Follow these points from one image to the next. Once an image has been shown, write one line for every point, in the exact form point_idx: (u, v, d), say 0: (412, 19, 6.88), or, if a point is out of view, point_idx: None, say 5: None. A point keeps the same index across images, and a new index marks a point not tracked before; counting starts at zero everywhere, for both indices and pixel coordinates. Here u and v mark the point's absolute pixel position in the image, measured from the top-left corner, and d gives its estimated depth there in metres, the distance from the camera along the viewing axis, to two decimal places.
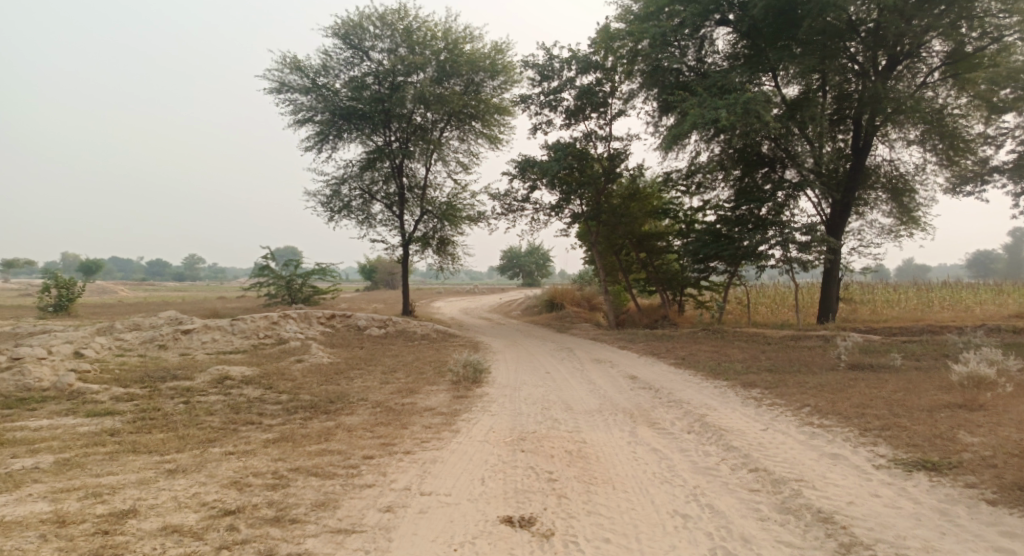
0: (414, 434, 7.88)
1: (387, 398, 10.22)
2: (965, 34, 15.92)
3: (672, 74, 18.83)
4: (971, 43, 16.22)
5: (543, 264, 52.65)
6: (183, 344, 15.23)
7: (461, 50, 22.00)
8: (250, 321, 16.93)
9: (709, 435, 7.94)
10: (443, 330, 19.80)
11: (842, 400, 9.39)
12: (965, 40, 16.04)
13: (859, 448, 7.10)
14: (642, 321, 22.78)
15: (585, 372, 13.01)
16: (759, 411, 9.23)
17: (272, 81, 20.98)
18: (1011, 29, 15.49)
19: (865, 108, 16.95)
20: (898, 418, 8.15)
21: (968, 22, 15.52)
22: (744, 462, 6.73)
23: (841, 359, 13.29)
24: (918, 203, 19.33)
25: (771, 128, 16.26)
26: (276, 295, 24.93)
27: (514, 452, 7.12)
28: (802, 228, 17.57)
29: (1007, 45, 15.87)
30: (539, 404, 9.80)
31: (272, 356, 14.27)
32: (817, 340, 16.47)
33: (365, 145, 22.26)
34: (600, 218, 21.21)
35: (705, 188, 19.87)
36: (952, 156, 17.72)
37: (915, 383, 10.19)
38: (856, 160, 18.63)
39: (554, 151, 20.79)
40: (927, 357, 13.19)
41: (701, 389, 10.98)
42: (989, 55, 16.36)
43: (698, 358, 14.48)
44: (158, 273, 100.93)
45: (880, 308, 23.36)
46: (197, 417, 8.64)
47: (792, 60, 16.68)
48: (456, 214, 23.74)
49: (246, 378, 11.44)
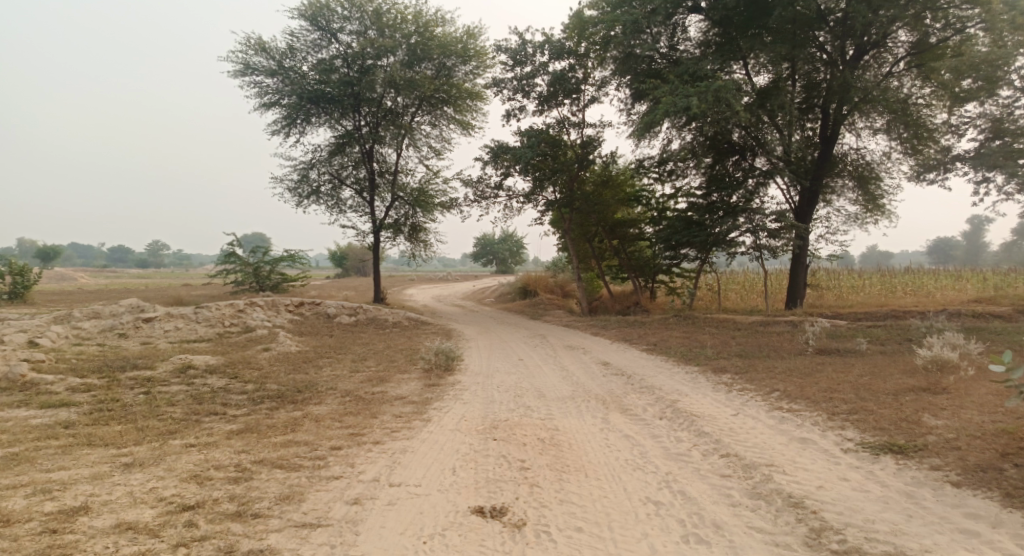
0: (384, 424, 7.73)
1: (357, 387, 10.05)
2: (930, 25, 16.06)
3: (645, 61, 18.77)
4: (935, 34, 16.42)
5: (516, 251, 52.55)
6: (145, 333, 14.81)
7: (433, 34, 21.63)
8: (215, 308, 16.52)
9: (681, 421, 7.94)
10: (415, 318, 19.59)
11: (810, 384, 9.47)
12: (930, 31, 16.22)
13: (827, 432, 7.15)
14: (615, 308, 22.83)
15: (557, 358, 12.96)
16: (729, 396, 9.28)
17: (237, 63, 20.41)
18: (975, 20, 15.71)
19: (834, 96, 17.12)
20: (865, 401, 8.24)
21: (933, 13, 15.70)
22: (715, 448, 6.73)
23: (809, 344, 13.45)
24: (884, 190, 19.64)
25: (742, 116, 16.31)
26: (243, 283, 24.42)
27: (486, 440, 7.03)
28: (772, 216, 17.72)
29: (970, 36, 16.11)
30: (511, 392, 9.72)
31: (238, 345, 13.95)
32: (785, 325, 16.66)
33: (334, 129, 21.83)
34: (573, 205, 21.16)
35: (676, 175, 19.91)
36: (916, 145, 18.00)
37: (881, 367, 10.34)
38: (824, 148, 18.83)
39: (527, 137, 20.62)
40: (891, 341, 13.42)
41: (673, 375, 11.01)
42: (952, 46, 16.61)
43: (670, 344, 14.54)
44: (122, 260, 98.50)
45: (846, 294, 23.76)
46: (157, 408, 8.38)
47: (763, 48, 16.74)
48: (427, 200, 23.46)
49: (211, 367, 11.15)
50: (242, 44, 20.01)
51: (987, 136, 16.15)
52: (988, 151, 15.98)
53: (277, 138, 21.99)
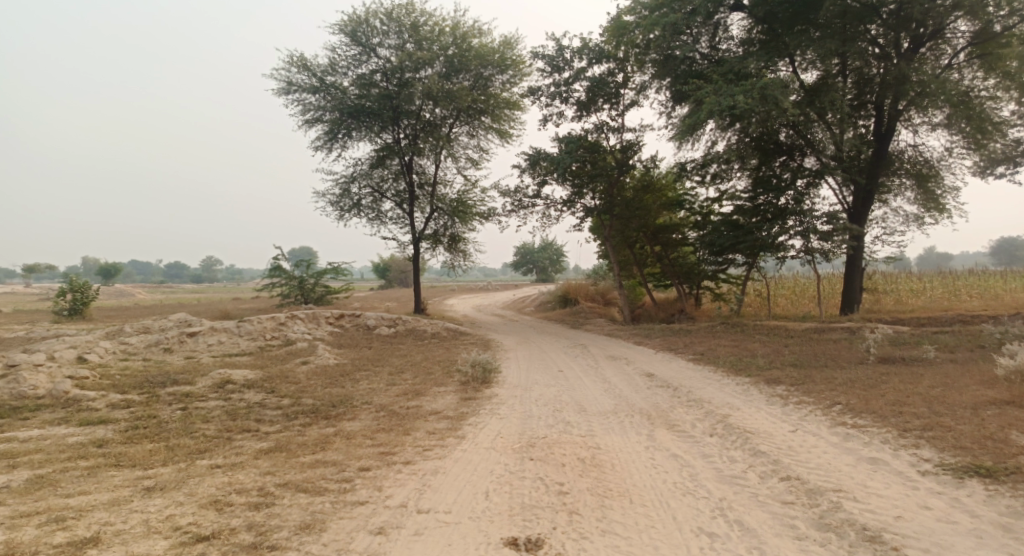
0: (417, 441, 7.37)
1: (393, 401, 9.73)
2: (993, 13, 15.05)
3: (685, 62, 18.18)
4: (999, 22, 15.34)
5: (557, 259, 52.03)
6: (189, 347, 14.88)
7: (470, 45, 21.47)
8: (256, 322, 16.52)
9: (734, 438, 7.35)
10: (455, 328, 19.31)
11: (875, 397, 8.76)
12: (993, 19, 15.14)
13: (900, 452, 6.50)
14: (658, 316, 22.15)
15: (599, 369, 12.47)
16: (786, 410, 8.65)
17: (279, 81, 20.60)
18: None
19: (888, 90, 16.33)
20: (940, 416, 7.53)
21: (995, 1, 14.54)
22: (774, 469, 6.14)
23: (870, 352, 12.62)
24: (944, 188, 18.53)
25: (790, 113, 15.59)
26: (288, 296, 24.56)
27: (523, 460, 6.58)
28: (823, 217, 16.86)
29: None
30: (551, 406, 9.26)
31: (277, 358, 13.84)
32: (842, 332, 15.78)
33: (374, 142, 21.77)
34: (613, 212, 20.74)
35: (721, 179, 19.17)
36: (980, 140, 16.96)
37: (954, 377, 9.52)
38: (879, 146, 17.84)
39: (565, 144, 20.17)
40: (962, 349, 12.48)
41: (722, 387, 10.39)
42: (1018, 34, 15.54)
43: (719, 353, 13.85)
44: (176, 275, 101.55)
45: (904, 298, 22.58)
46: (191, 425, 8.19)
47: (811, 44, 15.96)
48: (467, 211, 23.25)
49: (248, 382, 10.99)
50: (283, 61, 20.16)
51: None
52: None
53: (319, 153, 22.12)
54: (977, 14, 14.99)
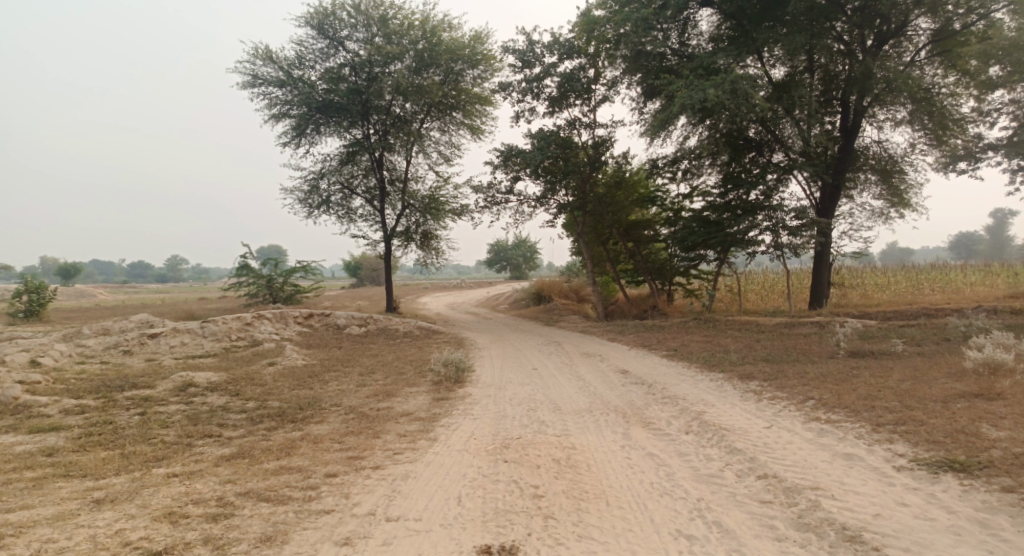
0: (386, 445, 7.15)
1: (362, 403, 9.47)
2: (951, 12, 15.35)
3: (656, 57, 18.12)
4: (958, 20, 15.69)
5: (530, 256, 51.95)
6: (151, 349, 14.39)
7: (440, 39, 21.17)
8: (221, 322, 16.07)
9: (709, 435, 7.26)
10: (427, 327, 19.04)
11: (848, 392, 8.77)
12: (952, 17, 15.45)
13: (875, 447, 6.47)
14: (631, 312, 22.15)
15: (573, 367, 12.34)
16: (760, 406, 8.61)
17: (244, 74, 20.09)
18: (1001, 3, 14.85)
19: (854, 86, 16.49)
20: (912, 410, 7.54)
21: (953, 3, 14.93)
22: (751, 467, 6.06)
23: (841, 347, 12.70)
24: (908, 184, 18.81)
25: (760, 109, 15.64)
26: (256, 295, 24.01)
27: (497, 463, 6.41)
28: (793, 212, 16.97)
29: (995, 22, 15.25)
30: (525, 405, 9.10)
31: (242, 360, 13.45)
32: (812, 327, 15.89)
33: (343, 138, 21.34)
34: (586, 208, 20.65)
35: (692, 175, 19.19)
36: (941, 135, 17.21)
37: (923, 371, 9.58)
38: (845, 141, 18.01)
39: (537, 140, 20.03)
40: (929, 341, 12.65)
41: (697, 383, 10.33)
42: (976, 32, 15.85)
43: (692, 349, 13.84)
44: (140, 275, 99.04)
45: (870, 292, 22.95)
46: (149, 431, 7.85)
47: (780, 39, 15.99)
48: (439, 207, 22.97)
49: (211, 385, 10.63)
50: (248, 54, 19.67)
51: (1020, 124, 15.62)
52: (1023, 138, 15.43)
53: (286, 149, 21.65)
54: (937, 11, 15.32)
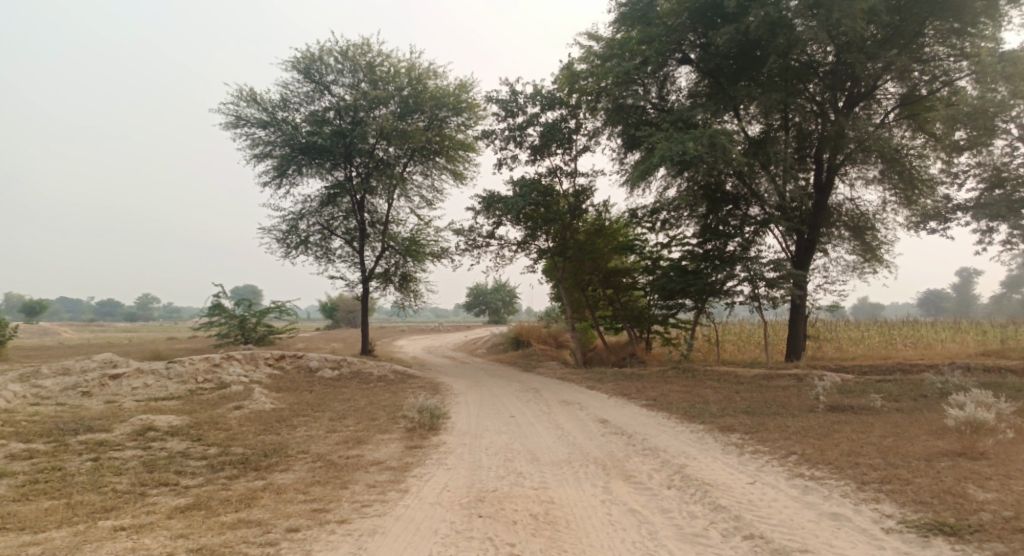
0: (354, 496, 6.78)
1: (331, 450, 9.08)
2: (917, 77, 15.92)
3: (637, 111, 18.40)
4: (924, 86, 16.27)
5: (509, 302, 51.77)
6: (112, 391, 13.81)
7: (425, 86, 21.39)
8: (188, 363, 15.55)
9: (692, 491, 7.01)
10: (403, 371, 18.64)
11: (830, 447, 8.60)
12: (917, 83, 16.08)
13: (861, 506, 6.29)
14: (610, 360, 21.96)
15: (551, 415, 12.04)
16: (742, 460, 8.41)
17: (227, 115, 20.03)
18: (964, 72, 15.62)
19: (826, 144, 16.87)
20: (897, 468, 7.39)
21: (919, 67, 15.65)
22: (736, 526, 5.86)
23: (820, 400, 12.58)
24: (881, 240, 19.10)
25: (737, 163, 15.86)
26: (227, 336, 23.42)
27: (471, 518, 6.10)
28: (770, 264, 17.07)
29: (958, 89, 15.87)
30: (501, 455, 8.79)
31: (208, 403, 12.94)
32: (790, 379, 15.82)
33: (324, 179, 21.21)
34: (566, 254, 20.64)
35: (670, 225, 19.30)
36: (911, 195, 17.52)
37: (905, 427, 9.47)
38: (819, 196, 18.28)
39: (518, 187, 20.10)
40: (907, 397, 12.57)
41: (677, 434, 10.11)
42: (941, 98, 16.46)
43: (671, 399, 13.61)
44: (109, 313, 96.67)
45: (845, 346, 23.06)
46: (100, 479, 7.40)
47: (756, 97, 16.35)
48: (419, 250, 22.78)
49: (173, 429, 10.16)
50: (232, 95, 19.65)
51: (986, 186, 16.01)
52: (989, 200, 15.71)
53: (266, 188, 21.45)
54: (904, 77, 16.01)
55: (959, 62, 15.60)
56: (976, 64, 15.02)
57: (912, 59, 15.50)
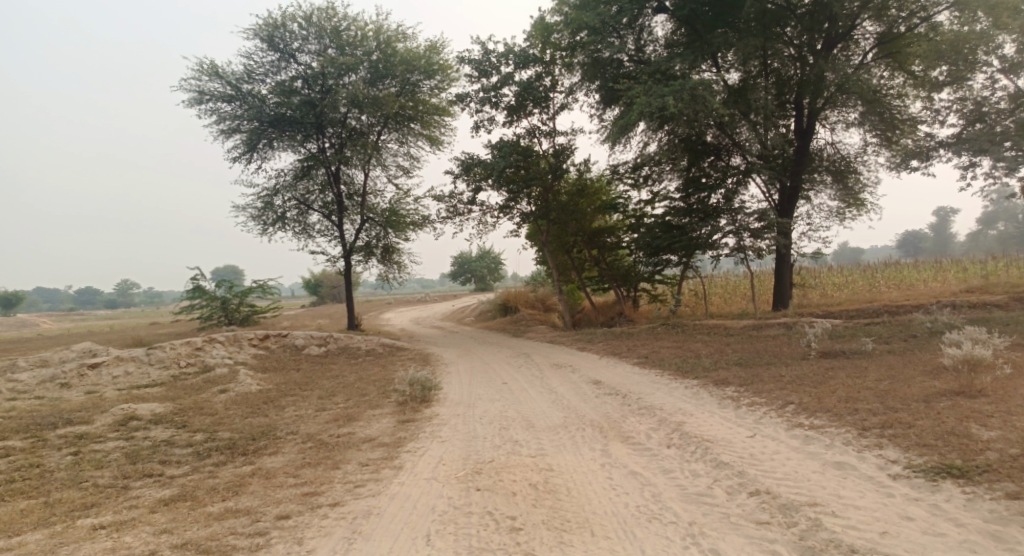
0: (347, 477, 6.56)
1: (321, 429, 8.85)
2: (895, 14, 15.46)
3: (614, 64, 17.93)
4: (902, 23, 15.85)
5: (494, 267, 51.53)
6: (91, 381, 13.42)
7: (395, 49, 20.65)
8: (169, 348, 15.16)
9: (693, 449, 6.87)
10: (390, 343, 18.36)
11: (828, 394, 8.49)
12: (895, 20, 15.63)
13: (864, 452, 6.19)
14: (598, 320, 21.84)
15: (544, 379, 11.86)
16: (740, 413, 8.28)
17: (190, 90, 19.24)
18: (943, 6, 15.14)
19: (806, 90, 16.56)
20: (897, 411, 7.28)
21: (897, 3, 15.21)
22: (741, 483, 5.75)
23: (811, 347, 12.52)
24: (863, 184, 18.94)
25: (718, 114, 15.51)
26: (210, 318, 22.98)
27: (469, 492, 5.94)
28: (754, 215, 16.88)
29: (937, 24, 15.49)
30: (496, 424, 8.60)
31: (192, 388, 12.62)
32: (780, 328, 15.77)
33: (297, 152, 20.58)
34: (549, 216, 20.28)
35: (653, 181, 19.02)
36: (892, 136, 17.38)
37: (900, 369, 9.39)
38: (800, 142, 18.03)
39: (497, 149, 19.65)
40: (897, 339, 12.55)
41: (671, 391, 9.97)
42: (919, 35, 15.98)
43: (663, 355, 13.48)
44: (89, 302, 95.23)
45: (830, 292, 23.12)
46: (81, 473, 7.11)
47: (733, 44, 15.92)
48: (400, 220, 22.32)
49: (155, 417, 9.85)
50: (194, 70, 18.87)
51: (967, 122, 15.83)
52: (970, 135, 15.61)
53: (238, 164, 20.78)
54: (881, 15, 15.59)
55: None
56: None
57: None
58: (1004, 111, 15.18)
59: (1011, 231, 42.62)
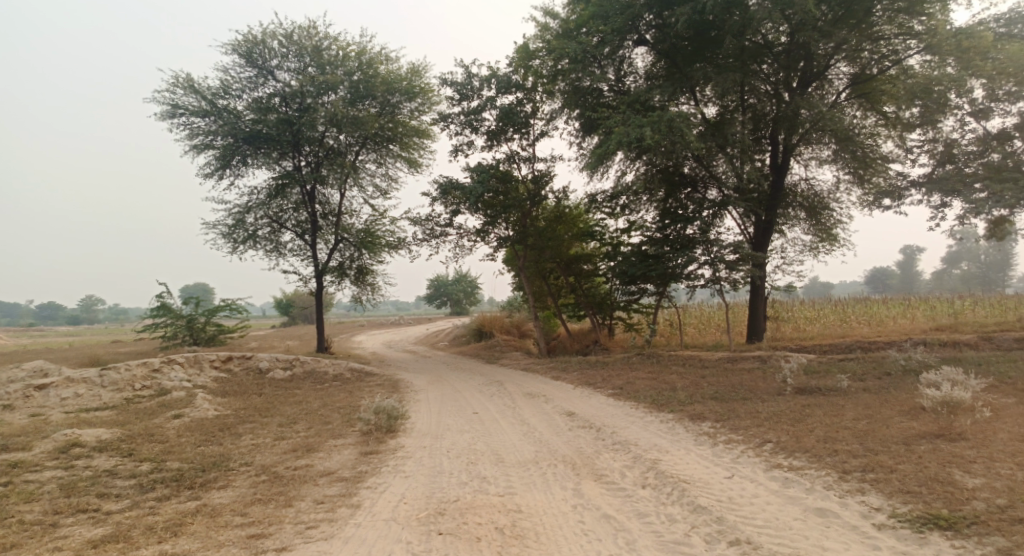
0: (299, 516, 6.12)
1: (277, 461, 8.36)
2: (867, 56, 15.80)
3: (594, 93, 17.89)
4: (874, 65, 16.00)
5: (470, 291, 51.13)
6: (37, 403, 12.70)
7: (376, 71, 20.46)
8: (124, 370, 14.46)
9: (669, 490, 6.53)
10: (359, 368, 17.83)
11: (806, 433, 8.24)
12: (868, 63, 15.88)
13: (846, 498, 5.93)
14: (573, 347, 21.54)
15: (516, 410, 11.48)
16: (716, 451, 7.99)
17: (163, 104, 18.77)
18: (913, 49, 15.43)
19: (780, 126, 16.54)
20: (877, 454, 7.05)
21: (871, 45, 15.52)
22: (719, 531, 5.45)
23: (787, 382, 12.32)
24: (836, 220, 19.03)
25: (695, 147, 15.45)
26: (174, 338, 22.20)
27: (429, 537, 5.57)
28: (729, 247, 16.78)
29: (907, 67, 15.70)
30: (462, 458, 8.20)
31: (145, 412, 11.97)
32: (755, 361, 15.61)
33: (272, 170, 20.12)
34: (526, 241, 20.06)
35: (630, 210, 18.90)
36: (864, 174, 17.47)
37: (879, 408, 9.19)
38: (775, 177, 18.06)
39: (475, 173, 19.42)
40: (872, 376, 12.41)
41: (646, 425, 9.65)
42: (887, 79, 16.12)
43: (638, 387, 13.18)
44: (52, 317, 92.61)
45: (803, 325, 23.15)
46: (8, 508, 6.54)
47: (711, 78, 15.93)
48: (374, 242, 21.89)
49: (101, 444, 9.25)
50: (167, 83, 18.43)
51: (938, 162, 15.95)
52: (941, 175, 15.70)
53: (209, 181, 20.26)
54: (854, 57, 15.88)
55: (908, 40, 15.40)
56: (928, 39, 14.86)
57: (864, 37, 15.24)
58: (974, 154, 15.46)
59: (975, 270, 43.60)
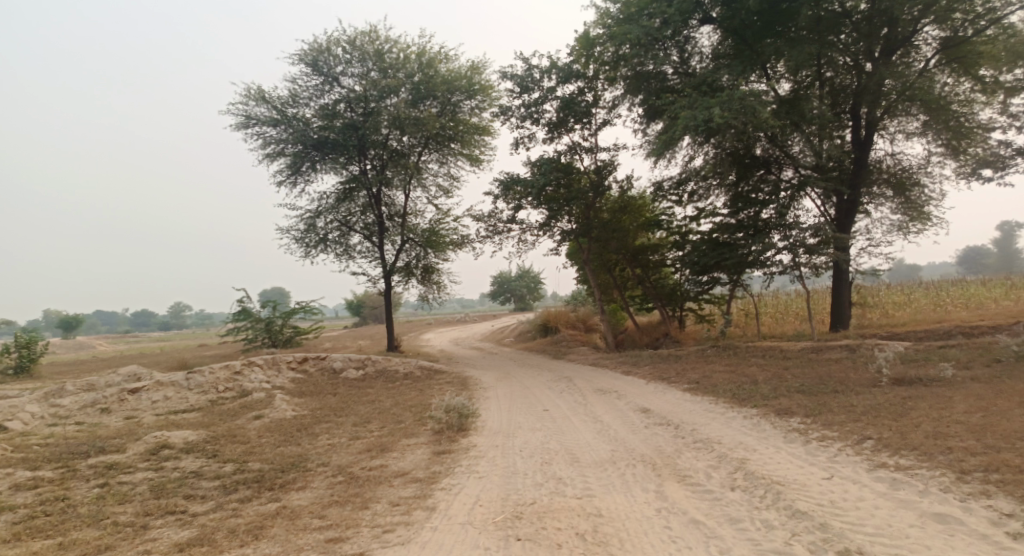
0: (375, 519, 6.00)
1: (353, 461, 8.32)
2: (960, 18, 14.53)
3: (656, 78, 17.27)
4: (968, 27, 14.73)
5: (534, 287, 50.84)
6: (131, 406, 13.24)
7: (436, 70, 20.45)
8: (208, 373, 14.91)
9: (762, 493, 6.07)
10: (430, 366, 17.84)
11: (910, 429, 7.55)
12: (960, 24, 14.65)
13: (969, 503, 5.34)
14: (643, 341, 20.95)
15: (588, 407, 11.12)
16: (809, 449, 7.42)
17: (236, 115, 19.29)
18: (1014, 6, 13.97)
19: (862, 100, 15.55)
20: (1000, 452, 6.34)
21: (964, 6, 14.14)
22: (824, 540, 5.02)
23: (882, 373, 11.45)
24: (927, 197, 17.69)
25: (768, 125, 14.63)
26: (255, 340, 22.85)
27: (508, 543, 5.35)
28: (809, 230, 15.85)
29: (1007, 27, 14.31)
30: (537, 457, 7.93)
31: (228, 413, 12.28)
32: (842, 351, 14.67)
33: (340, 174, 20.40)
34: (590, 234, 19.58)
35: (699, 197, 18.15)
36: (959, 145, 16.16)
37: (992, 400, 8.35)
38: (858, 154, 16.93)
39: (537, 166, 19.15)
40: (978, 365, 11.40)
41: (729, 422, 9.11)
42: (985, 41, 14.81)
43: (716, 381, 12.59)
44: (144, 324, 98.18)
45: (890, 312, 21.73)
46: (104, 509, 6.71)
47: (785, 52, 15.06)
48: (439, 240, 21.93)
49: (188, 445, 9.49)
50: (239, 94, 18.92)
51: None
52: None
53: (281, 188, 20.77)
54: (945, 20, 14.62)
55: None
56: None
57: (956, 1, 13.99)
58: None
59: None
